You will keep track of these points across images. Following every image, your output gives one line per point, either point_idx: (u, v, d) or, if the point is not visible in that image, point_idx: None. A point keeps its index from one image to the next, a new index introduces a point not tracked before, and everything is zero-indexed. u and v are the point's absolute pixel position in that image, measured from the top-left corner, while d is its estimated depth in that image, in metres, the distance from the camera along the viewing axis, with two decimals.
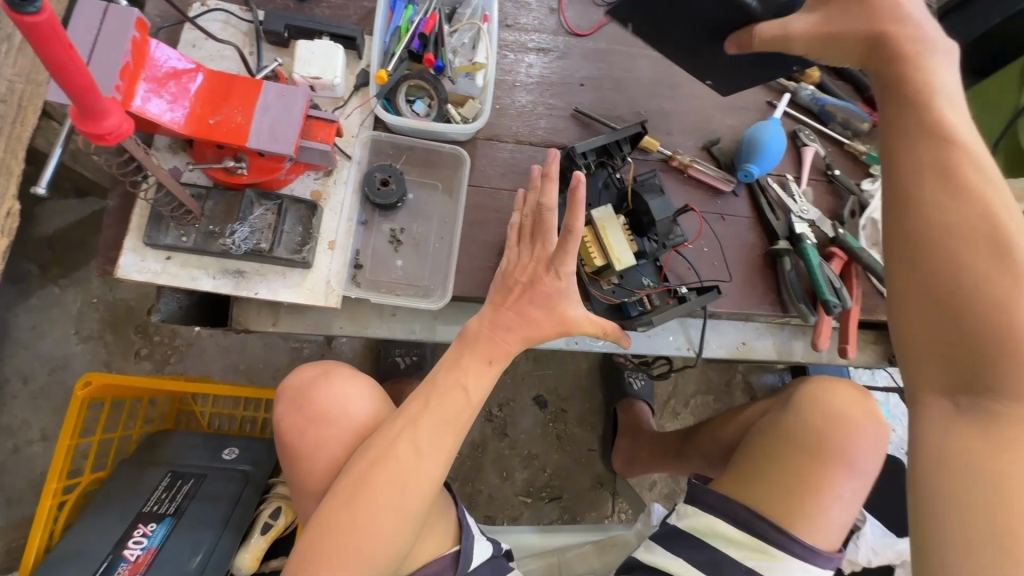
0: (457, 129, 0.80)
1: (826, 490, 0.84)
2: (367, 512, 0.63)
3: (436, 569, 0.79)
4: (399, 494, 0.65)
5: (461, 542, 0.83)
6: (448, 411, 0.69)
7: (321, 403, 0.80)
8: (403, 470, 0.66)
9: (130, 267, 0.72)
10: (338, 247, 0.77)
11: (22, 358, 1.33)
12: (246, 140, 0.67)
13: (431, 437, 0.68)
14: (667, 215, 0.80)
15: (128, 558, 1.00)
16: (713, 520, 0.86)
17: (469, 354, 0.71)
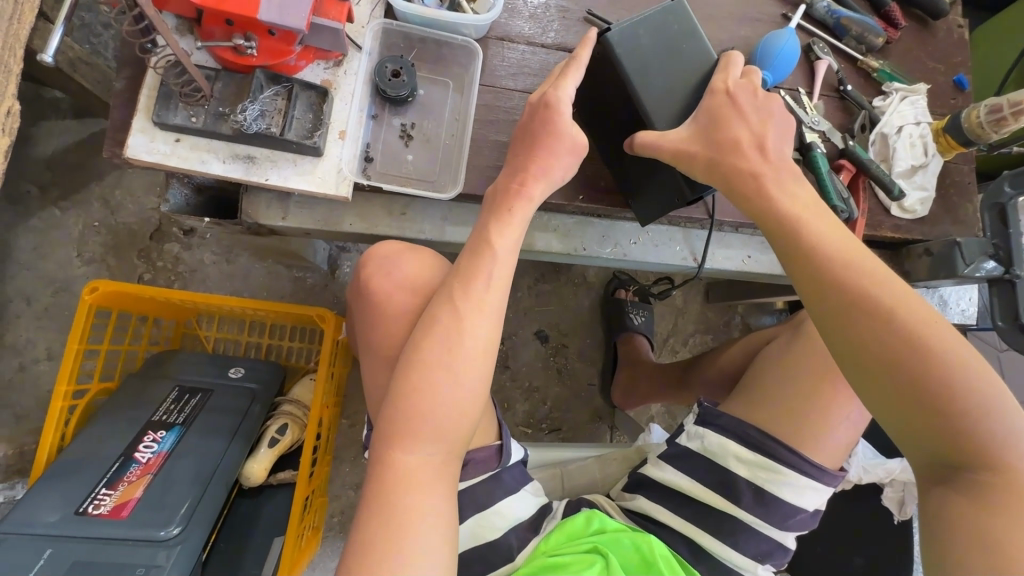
0: (470, 20, 0.79)
1: (836, 413, 0.84)
2: (433, 380, 0.69)
3: (484, 455, 0.86)
4: (455, 359, 0.70)
5: (502, 437, 0.89)
6: (485, 272, 0.73)
7: (409, 277, 0.79)
8: (455, 335, 0.71)
9: (139, 148, 0.71)
10: (348, 136, 0.77)
11: (25, 279, 1.32)
12: (256, 12, 0.66)
13: (476, 300, 0.72)
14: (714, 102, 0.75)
15: (139, 460, 1.01)
16: (725, 443, 0.86)
17: (507, 219, 0.75)
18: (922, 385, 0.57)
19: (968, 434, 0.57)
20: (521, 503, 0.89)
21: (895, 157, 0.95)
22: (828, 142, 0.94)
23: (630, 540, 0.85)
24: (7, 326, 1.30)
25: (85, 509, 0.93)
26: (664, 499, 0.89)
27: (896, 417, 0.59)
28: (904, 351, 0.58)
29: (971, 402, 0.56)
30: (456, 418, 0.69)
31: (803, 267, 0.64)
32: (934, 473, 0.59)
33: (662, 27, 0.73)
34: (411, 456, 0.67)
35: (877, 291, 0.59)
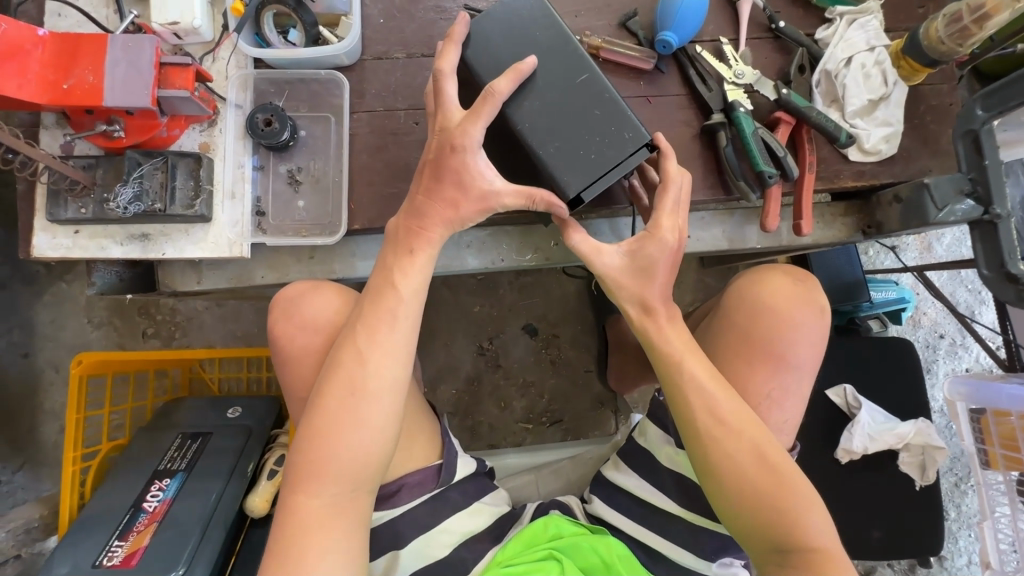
0: (330, 50, 0.76)
1: (762, 384, 0.77)
2: (340, 426, 0.63)
3: (420, 478, 0.83)
4: (361, 402, 0.64)
5: (444, 455, 0.86)
6: (391, 314, 0.67)
7: (302, 314, 0.76)
8: (359, 379, 0.64)
9: (43, 246, 0.75)
10: (234, 196, 0.77)
11: (51, 349, 1.46)
12: (101, 99, 0.67)
13: (383, 345, 0.65)
14: (601, 111, 0.70)
15: (147, 509, 1.10)
16: (661, 435, 0.84)
17: (413, 259, 0.68)
18: (762, 491, 0.66)
19: (803, 533, 0.64)
20: (478, 516, 0.86)
21: (845, 95, 0.83)
22: (760, 95, 0.84)
23: (586, 542, 0.81)
24: (44, 393, 1.45)
25: (101, 561, 1.04)
26: (618, 503, 0.86)
27: (740, 512, 0.67)
28: (751, 459, 0.67)
29: (783, 495, 0.65)
30: (363, 464, 0.64)
31: (669, 389, 0.71)
32: (774, 560, 0.66)
33: (515, 29, 0.70)
34: (312, 500, 0.62)
35: (721, 398, 0.68)
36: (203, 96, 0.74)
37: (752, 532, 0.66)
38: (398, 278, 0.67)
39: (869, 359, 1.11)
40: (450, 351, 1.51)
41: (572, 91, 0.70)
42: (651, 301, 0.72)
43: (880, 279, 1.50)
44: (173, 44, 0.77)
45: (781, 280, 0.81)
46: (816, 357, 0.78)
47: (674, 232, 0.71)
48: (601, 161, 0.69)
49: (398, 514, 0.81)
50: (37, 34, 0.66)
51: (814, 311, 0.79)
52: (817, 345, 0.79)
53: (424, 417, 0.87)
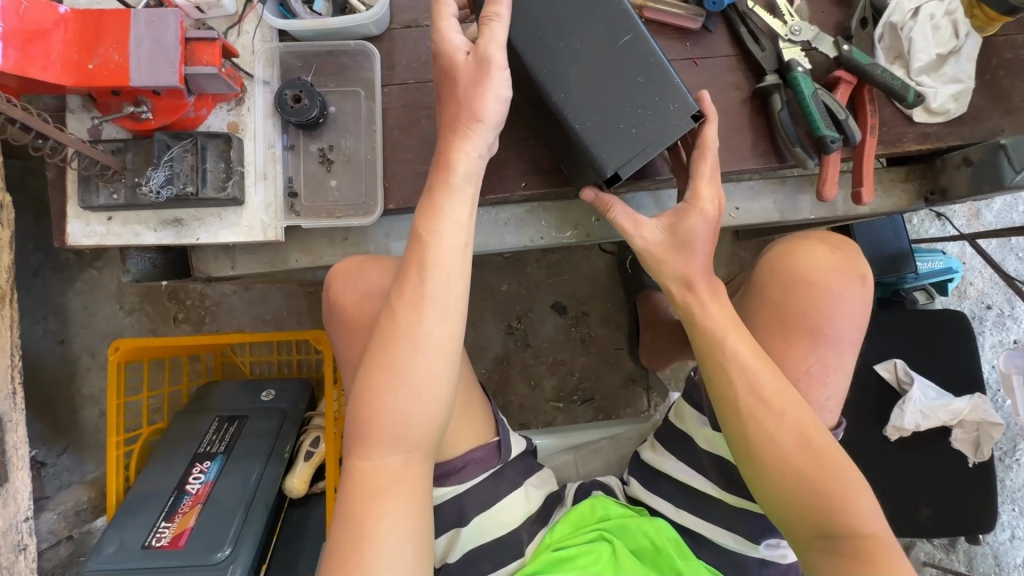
0: (359, 19, 0.72)
1: (799, 360, 0.72)
2: (389, 387, 0.57)
3: (484, 454, 0.79)
4: (409, 365, 0.58)
5: (501, 432, 0.82)
6: (425, 265, 0.59)
7: (358, 287, 0.73)
8: (406, 332, 0.58)
9: (78, 234, 0.74)
10: (266, 177, 0.75)
11: (86, 335, 1.47)
12: (128, 79, 0.64)
13: (431, 301, 0.58)
14: (641, 74, 0.66)
15: (190, 491, 1.12)
16: (697, 416, 0.82)
17: (454, 203, 0.60)
18: (808, 474, 0.62)
19: (849, 517, 0.61)
20: (530, 497, 0.84)
21: (911, 50, 0.76)
22: (818, 53, 0.77)
23: (635, 525, 0.80)
24: (82, 379, 1.47)
25: (150, 542, 1.06)
26: (662, 486, 0.84)
27: (784, 496, 0.63)
28: (793, 438, 0.64)
29: (830, 477, 0.62)
30: (419, 428, 0.59)
31: (711, 367, 0.68)
32: (820, 546, 0.63)
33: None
34: (373, 462, 0.58)
35: (765, 376, 0.65)
36: (229, 72, 0.71)
37: (795, 517, 0.63)
38: (434, 233, 0.59)
39: (920, 332, 1.07)
40: (479, 331, 1.49)
41: (617, 54, 0.66)
42: (692, 276, 0.69)
43: (925, 249, 1.43)
44: (196, 19, 0.74)
45: (820, 251, 0.75)
46: (858, 329, 0.73)
47: (716, 202, 0.68)
48: (641, 134, 0.66)
49: (464, 489, 0.78)
50: (58, 12, 0.63)
51: (855, 280, 0.74)
52: (860, 316, 0.74)
53: (476, 393, 0.82)
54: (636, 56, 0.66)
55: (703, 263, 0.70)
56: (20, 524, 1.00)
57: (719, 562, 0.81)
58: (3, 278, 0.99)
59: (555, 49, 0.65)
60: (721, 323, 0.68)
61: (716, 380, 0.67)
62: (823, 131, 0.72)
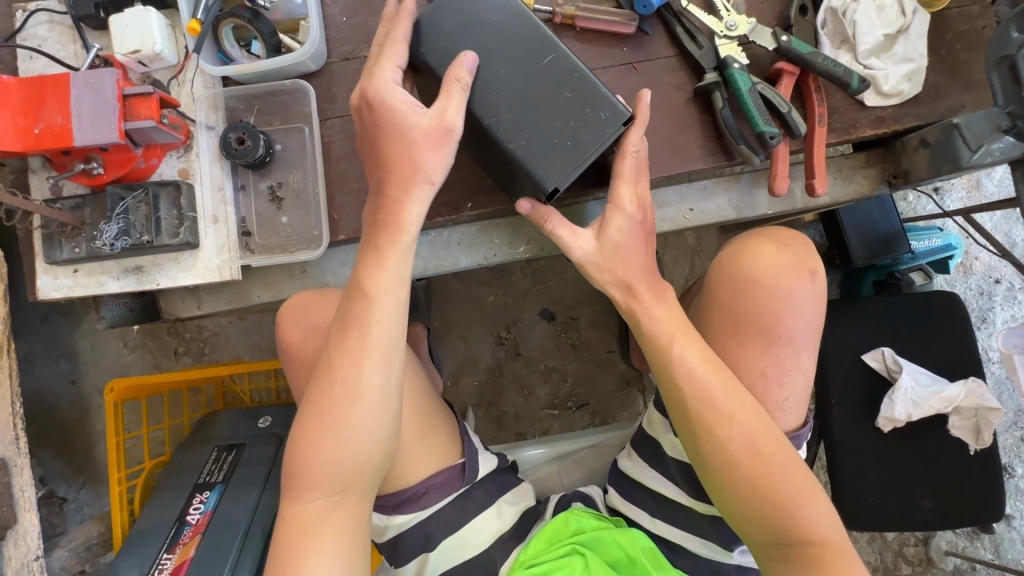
0: (293, 58, 0.73)
1: (753, 363, 0.72)
2: (329, 432, 0.61)
3: (446, 477, 0.80)
4: (347, 412, 0.62)
5: (466, 454, 0.83)
6: (361, 319, 0.63)
7: (310, 320, 0.76)
8: (346, 384, 0.62)
9: (47, 287, 0.77)
10: (219, 220, 0.77)
11: (93, 373, 1.53)
12: (72, 139, 0.67)
13: (370, 351, 0.62)
14: (567, 90, 0.65)
15: (191, 521, 1.15)
16: (663, 422, 0.81)
17: (384, 254, 0.63)
18: (760, 482, 0.62)
19: (802, 526, 0.61)
20: (501, 516, 0.84)
21: (855, 34, 0.74)
22: (758, 46, 0.76)
23: (609, 536, 0.79)
24: (93, 416, 1.52)
25: (153, 573, 1.10)
26: (637, 495, 0.83)
27: (737, 505, 0.63)
28: (741, 446, 0.63)
29: (783, 484, 0.62)
30: (358, 470, 0.62)
31: (664, 377, 0.67)
32: (774, 554, 0.63)
33: (466, 27, 0.65)
34: (310, 504, 0.61)
35: (714, 382, 0.64)
36: (173, 122, 0.73)
37: (747, 522, 0.64)
38: (381, 284, 0.63)
39: (909, 318, 1.03)
40: (469, 343, 1.49)
41: (542, 72, 0.65)
42: (633, 281, 0.69)
43: (921, 227, 1.38)
44: (140, 72, 0.76)
45: (767, 248, 0.74)
46: (812, 326, 0.71)
47: (635, 202, 0.68)
48: (577, 146, 0.65)
49: (428, 514, 0.80)
50: (2, 81, 0.66)
51: (805, 276, 0.72)
52: (815, 312, 0.72)
53: (441, 419, 0.83)
54: (559, 71, 0.65)
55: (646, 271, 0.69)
56: (31, 563, 1.05)
57: (697, 570, 0.81)
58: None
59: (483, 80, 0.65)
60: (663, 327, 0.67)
61: (666, 384, 0.66)
62: (762, 128, 0.71)
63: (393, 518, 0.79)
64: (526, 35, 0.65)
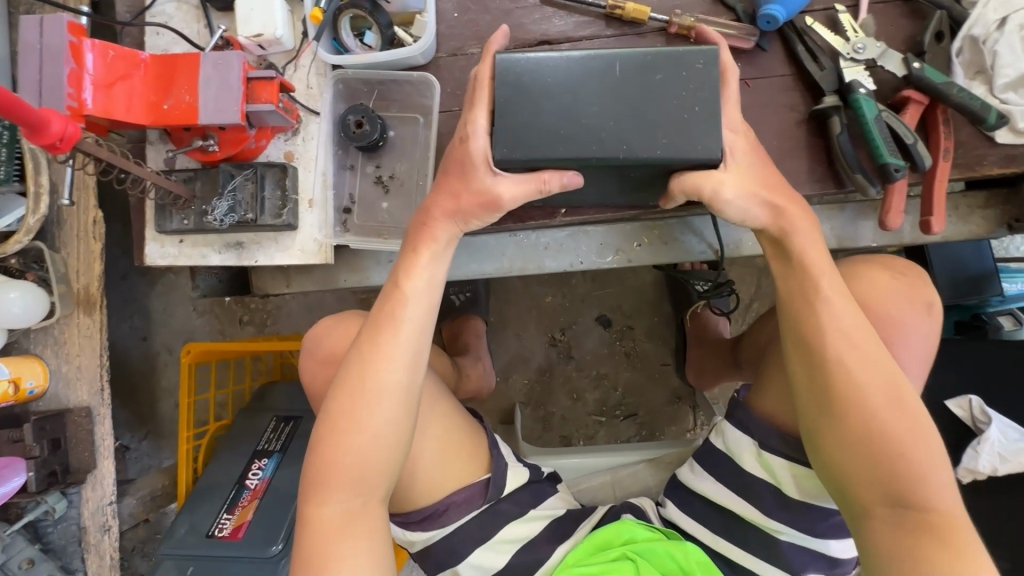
0: (406, 52, 0.74)
1: None
2: (345, 429, 0.67)
3: (466, 496, 0.81)
4: (361, 411, 0.67)
5: (492, 470, 0.83)
6: (394, 320, 0.68)
7: (323, 350, 0.85)
8: (361, 387, 0.67)
9: (154, 255, 0.81)
10: (318, 204, 0.79)
11: (164, 333, 1.60)
12: (197, 117, 0.70)
13: (384, 353, 0.67)
14: (655, 76, 0.60)
15: (250, 486, 1.20)
16: (743, 437, 0.77)
17: (416, 259, 0.69)
18: (889, 436, 0.60)
19: (925, 489, 0.59)
20: (531, 523, 0.85)
21: (995, 65, 0.70)
22: (884, 71, 0.72)
23: (662, 548, 0.78)
24: (160, 372, 1.60)
25: (214, 532, 1.14)
26: (701, 511, 0.82)
27: (853, 458, 0.61)
28: (877, 390, 0.61)
29: (911, 439, 0.60)
30: (371, 470, 0.67)
31: (806, 324, 0.64)
32: (888, 517, 0.60)
33: (542, 72, 0.61)
34: (326, 508, 0.66)
35: (858, 323, 0.63)
36: (286, 106, 0.75)
37: (855, 481, 0.61)
38: (406, 287, 0.68)
39: (1002, 365, 0.97)
40: (522, 341, 1.50)
41: (626, 74, 0.60)
42: (786, 207, 0.65)
43: (1014, 269, 1.30)
44: (257, 55, 0.79)
45: (879, 275, 0.71)
46: (923, 358, 0.70)
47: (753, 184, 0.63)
48: (706, 110, 0.59)
49: (450, 531, 0.81)
50: (138, 58, 0.70)
51: (921, 310, 0.69)
52: (928, 345, 0.70)
53: (473, 433, 0.85)
54: (640, 54, 0.60)
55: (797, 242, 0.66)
56: (105, 507, 1.12)
57: None
58: (95, 286, 1.10)
59: (579, 121, 0.60)
60: (796, 272, 0.66)
61: (802, 317, 0.65)
62: (881, 150, 0.68)
63: (416, 535, 0.82)
64: (600, 68, 0.61)
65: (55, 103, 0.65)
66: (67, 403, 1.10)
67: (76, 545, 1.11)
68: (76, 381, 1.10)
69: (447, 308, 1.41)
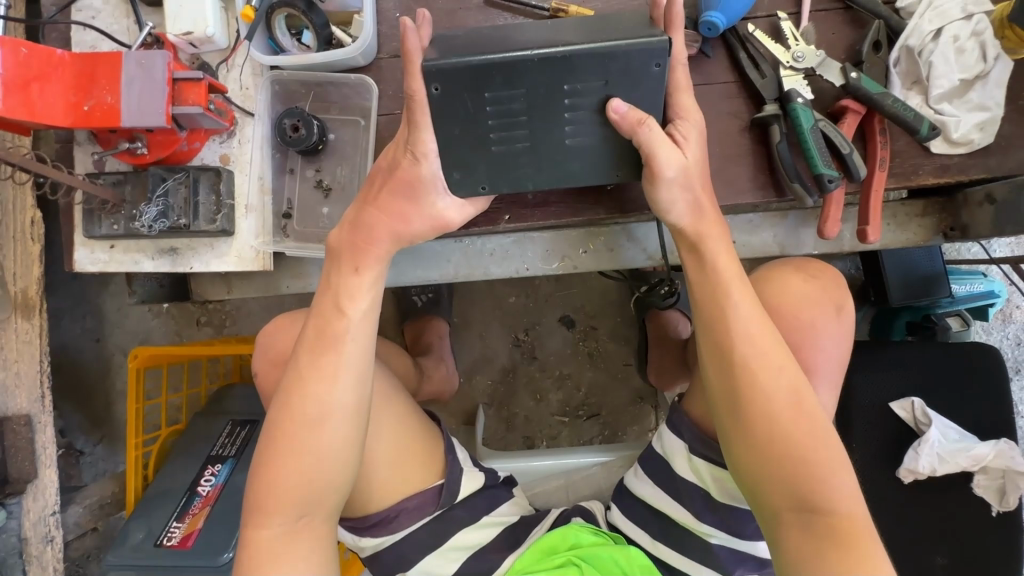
0: (343, 53, 0.72)
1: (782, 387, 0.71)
2: (287, 452, 0.65)
3: (418, 502, 0.81)
4: (305, 433, 0.66)
5: (445, 475, 0.83)
6: (337, 340, 0.67)
7: (273, 350, 0.81)
8: (303, 409, 0.65)
9: (83, 261, 0.78)
10: (254, 209, 0.76)
11: (118, 335, 1.56)
12: (120, 120, 0.67)
13: (328, 373, 0.66)
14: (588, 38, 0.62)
15: (201, 493, 1.17)
16: (676, 442, 0.77)
17: (359, 281, 0.68)
18: (796, 434, 0.60)
19: (832, 487, 0.59)
20: (484, 529, 0.84)
21: (929, 75, 0.70)
22: (824, 79, 0.72)
23: (606, 553, 0.77)
24: (114, 374, 1.56)
25: (162, 541, 1.12)
26: (643, 514, 0.82)
27: (765, 457, 0.61)
28: (790, 389, 0.61)
29: (820, 438, 0.60)
30: (318, 493, 0.66)
31: (724, 315, 0.64)
32: (798, 518, 0.60)
33: (475, 43, 0.64)
34: (268, 531, 0.65)
35: (766, 322, 0.63)
36: (219, 108, 0.73)
37: (768, 480, 0.61)
38: (344, 310, 0.67)
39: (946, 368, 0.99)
40: (485, 341, 1.49)
41: (558, 42, 0.62)
42: (702, 210, 0.65)
43: (964, 270, 1.32)
44: (190, 53, 0.76)
45: (790, 278, 0.72)
46: (836, 359, 0.71)
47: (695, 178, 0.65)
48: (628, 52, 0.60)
49: (398, 538, 0.80)
50: (56, 56, 0.66)
51: (830, 311, 0.70)
52: (842, 346, 0.71)
53: (427, 438, 0.84)
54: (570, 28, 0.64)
55: (726, 245, 0.66)
56: (48, 517, 1.09)
57: None
58: (34, 288, 1.07)
59: (510, 73, 0.61)
60: (716, 255, 0.65)
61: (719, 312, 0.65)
62: (816, 158, 0.68)
63: (362, 540, 0.81)
64: (536, 37, 0.64)
65: None
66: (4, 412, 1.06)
67: (16, 558, 1.07)
68: (14, 388, 1.06)
69: (409, 309, 1.39)
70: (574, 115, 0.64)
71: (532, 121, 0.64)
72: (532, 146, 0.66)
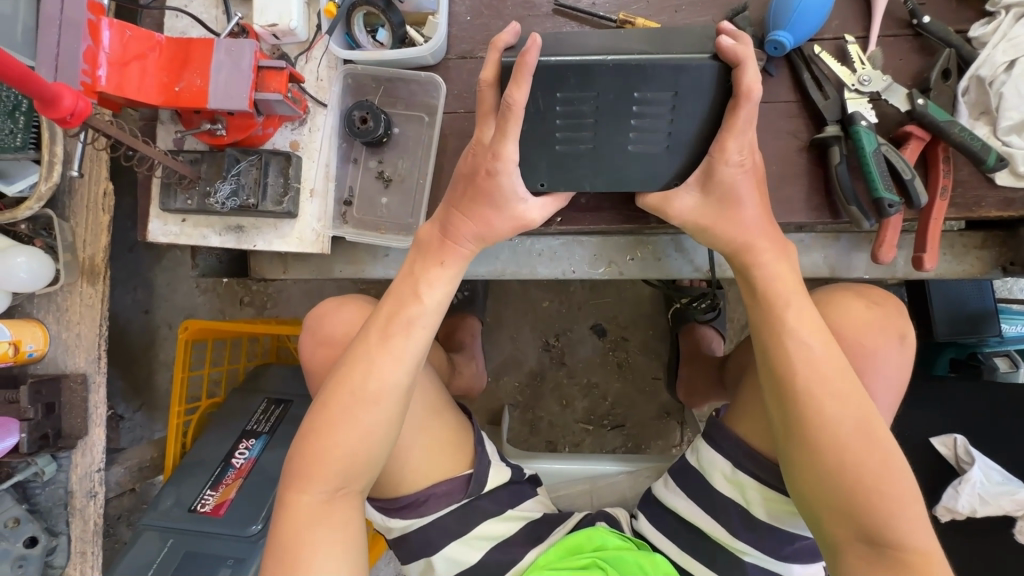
0: (416, 52, 0.75)
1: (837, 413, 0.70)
2: (336, 424, 0.67)
3: (448, 488, 0.82)
4: (361, 411, 0.68)
5: (474, 465, 0.84)
6: (408, 325, 0.69)
7: (321, 330, 0.84)
8: (362, 389, 0.68)
9: (157, 232, 0.83)
10: (318, 194, 0.80)
11: (167, 308, 1.63)
12: (206, 101, 0.71)
13: (393, 355, 0.68)
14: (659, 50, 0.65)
15: (235, 465, 1.22)
16: (715, 457, 0.77)
17: (434, 271, 0.70)
18: (862, 471, 0.60)
19: (896, 524, 0.59)
20: (508, 522, 0.85)
21: (999, 107, 0.69)
22: (889, 104, 0.72)
23: (631, 557, 0.77)
24: (159, 344, 1.63)
25: (196, 507, 1.16)
26: (670, 524, 0.82)
27: (828, 485, 0.61)
28: (852, 421, 0.60)
29: (889, 473, 0.60)
30: (354, 467, 0.68)
31: (786, 338, 0.63)
32: (860, 548, 0.60)
33: (545, 50, 0.67)
34: (306, 497, 0.67)
35: (829, 350, 0.62)
36: (295, 96, 0.77)
37: (829, 508, 0.61)
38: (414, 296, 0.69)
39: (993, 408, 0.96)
40: (515, 343, 1.51)
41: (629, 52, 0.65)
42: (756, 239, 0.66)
43: (1016, 310, 1.28)
44: (271, 44, 0.80)
45: (853, 304, 0.71)
46: (894, 389, 0.70)
47: (753, 192, 0.66)
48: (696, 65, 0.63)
49: (426, 522, 0.82)
50: (154, 39, 0.72)
51: (892, 339, 0.70)
52: (898, 376, 0.70)
53: (458, 428, 0.86)
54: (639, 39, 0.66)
55: (782, 263, 0.67)
56: (93, 473, 1.14)
57: None
58: (100, 256, 1.13)
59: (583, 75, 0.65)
60: (774, 273, 0.66)
61: (776, 336, 0.64)
62: (877, 181, 0.68)
63: (393, 521, 0.82)
64: (605, 47, 0.66)
65: (71, 78, 0.67)
66: (64, 368, 1.13)
67: (61, 509, 1.13)
68: (75, 348, 1.12)
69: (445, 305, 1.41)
70: (640, 121, 0.66)
71: (599, 124, 0.67)
72: (595, 149, 0.68)
